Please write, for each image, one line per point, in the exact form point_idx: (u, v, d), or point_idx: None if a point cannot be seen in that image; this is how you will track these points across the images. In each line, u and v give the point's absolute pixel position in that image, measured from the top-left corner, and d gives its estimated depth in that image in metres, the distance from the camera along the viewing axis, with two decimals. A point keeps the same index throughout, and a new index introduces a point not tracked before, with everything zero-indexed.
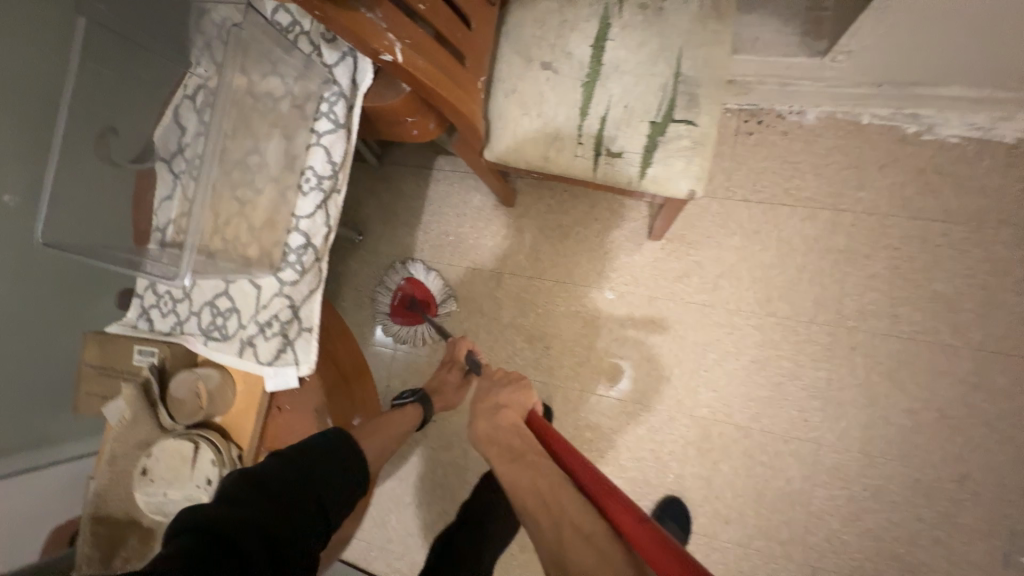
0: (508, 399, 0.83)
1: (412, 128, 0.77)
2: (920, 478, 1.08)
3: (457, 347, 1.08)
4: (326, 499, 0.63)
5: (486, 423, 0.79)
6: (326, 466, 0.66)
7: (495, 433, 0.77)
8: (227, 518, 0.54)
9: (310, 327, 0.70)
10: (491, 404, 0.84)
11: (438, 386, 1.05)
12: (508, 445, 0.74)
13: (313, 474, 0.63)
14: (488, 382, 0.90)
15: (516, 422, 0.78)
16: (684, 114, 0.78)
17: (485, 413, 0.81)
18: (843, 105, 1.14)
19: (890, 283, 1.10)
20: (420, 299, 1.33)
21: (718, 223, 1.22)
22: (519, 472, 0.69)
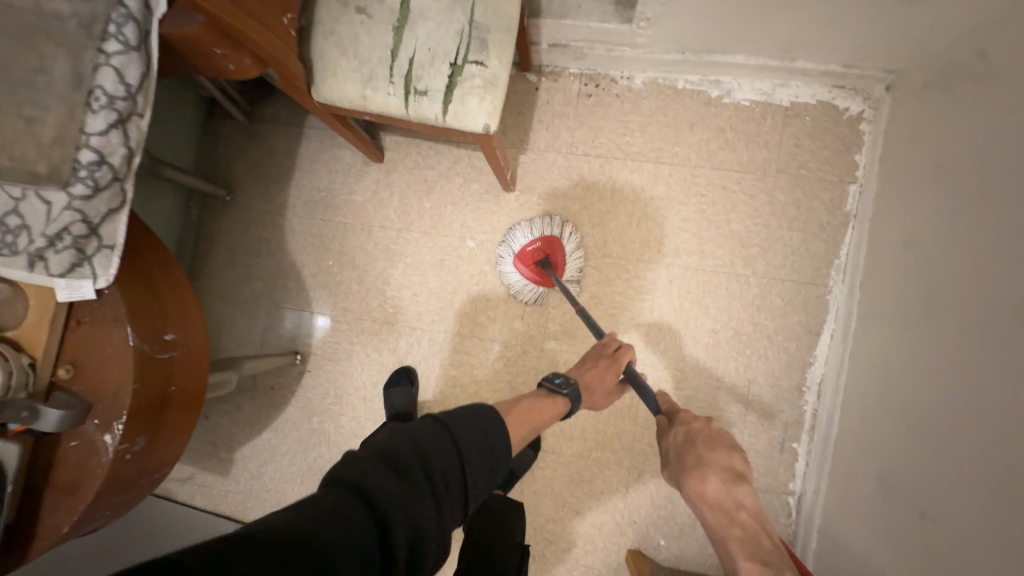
0: (739, 472, 0.93)
1: (226, 62, 0.84)
2: (720, 387, 1.29)
3: (622, 351, 1.13)
4: (470, 483, 0.68)
5: (721, 494, 0.91)
6: (476, 463, 0.70)
7: (728, 500, 0.91)
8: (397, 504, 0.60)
9: (111, 245, 0.74)
10: (715, 462, 0.93)
11: (587, 382, 1.09)
12: (749, 534, 0.89)
13: (467, 470, 0.69)
14: (699, 426, 1.00)
15: (757, 510, 0.92)
16: (476, 55, 0.87)
17: (716, 475, 0.92)
18: (661, 71, 1.32)
19: (698, 225, 1.31)
20: (552, 261, 1.28)
21: (564, 176, 1.36)
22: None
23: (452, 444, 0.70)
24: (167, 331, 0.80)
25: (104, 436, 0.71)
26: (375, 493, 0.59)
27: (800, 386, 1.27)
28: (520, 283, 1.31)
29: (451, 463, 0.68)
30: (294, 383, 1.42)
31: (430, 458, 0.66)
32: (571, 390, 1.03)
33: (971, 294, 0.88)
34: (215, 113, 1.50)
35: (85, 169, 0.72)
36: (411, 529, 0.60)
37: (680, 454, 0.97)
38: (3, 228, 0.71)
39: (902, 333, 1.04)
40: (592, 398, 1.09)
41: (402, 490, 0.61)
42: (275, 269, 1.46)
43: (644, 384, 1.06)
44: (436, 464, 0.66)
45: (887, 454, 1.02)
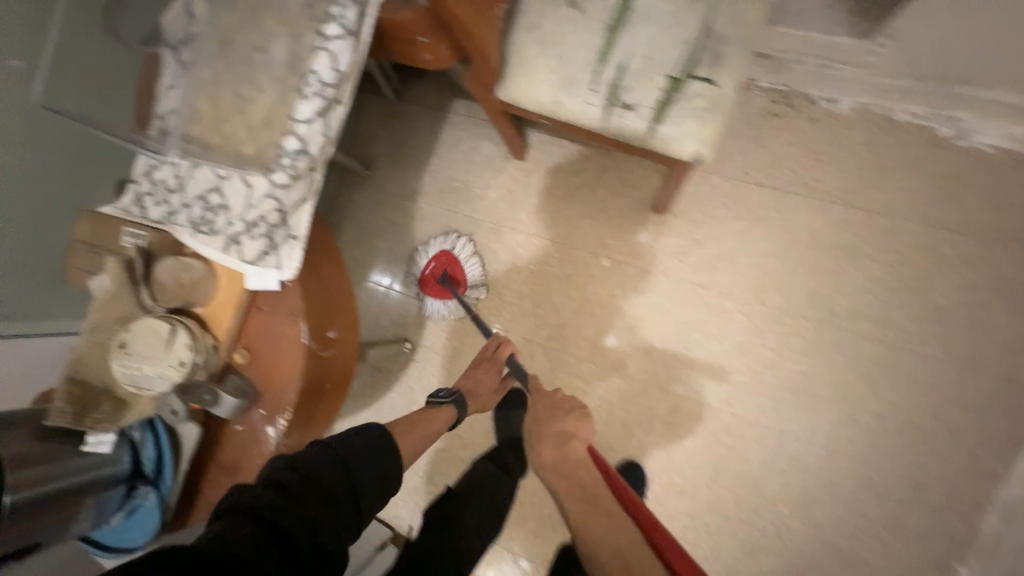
0: (569, 431, 0.87)
1: (423, 51, 0.76)
2: (873, 479, 1.11)
3: (502, 349, 1.11)
4: (363, 495, 0.68)
5: (555, 453, 0.83)
6: (366, 476, 0.70)
7: (562, 460, 0.81)
8: (286, 513, 0.59)
9: (297, 236, 0.71)
10: (557, 431, 0.87)
11: (473, 390, 1.08)
12: (574, 479, 0.76)
13: (358, 484, 0.69)
14: (550, 402, 0.93)
15: (582, 457, 0.80)
16: (707, 71, 0.74)
17: (548, 440, 0.86)
18: (878, 98, 1.10)
19: (887, 289, 1.11)
20: (451, 276, 1.30)
21: (726, 204, 1.20)
22: (591, 513, 0.69)
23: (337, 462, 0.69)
24: (330, 329, 0.78)
25: (267, 428, 0.71)
26: (268, 514, 0.59)
27: (981, 501, 1.06)
28: (433, 305, 1.32)
29: (337, 475, 0.67)
30: (400, 368, 1.41)
31: (314, 478, 0.65)
32: (451, 397, 1.02)
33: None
34: (364, 86, 1.50)
35: (288, 157, 0.69)
36: (311, 537, 0.60)
37: (530, 429, 0.90)
38: (207, 206, 0.71)
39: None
40: (482, 403, 1.09)
41: (295, 508, 0.61)
42: (396, 252, 1.44)
43: (520, 370, 1.03)
44: (326, 480, 0.65)
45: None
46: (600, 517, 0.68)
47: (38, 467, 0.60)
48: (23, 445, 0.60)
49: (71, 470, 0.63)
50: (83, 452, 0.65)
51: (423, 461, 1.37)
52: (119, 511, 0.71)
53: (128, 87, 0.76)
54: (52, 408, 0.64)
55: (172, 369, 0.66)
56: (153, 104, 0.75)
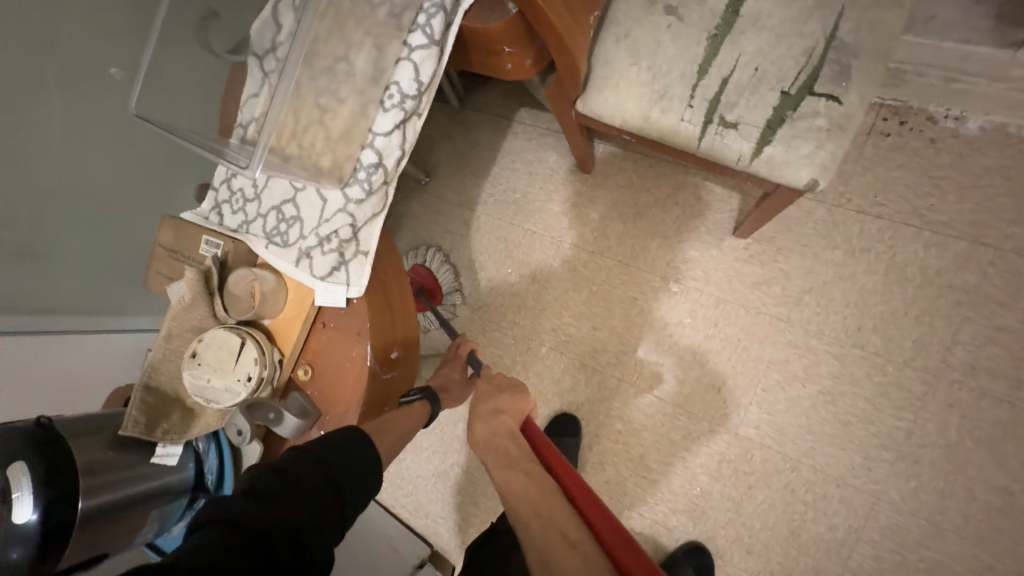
0: (503, 403, 0.80)
1: (506, 62, 0.72)
2: (992, 565, 0.94)
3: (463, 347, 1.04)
4: (344, 492, 0.60)
5: (483, 423, 0.79)
6: (348, 471, 0.62)
7: (490, 432, 0.77)
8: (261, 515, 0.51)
9: (366, 252, 0.69)
10: (489, 407, 0.81)
11: (445, 386, 0.99)
12: (502, 449, 0.74)
13: (340, 481, 0.60)
14: (488, 385, 0.86)
15: (514, 429, 0.75)
16: (829, 86, 0.64)
17: (482, 415, 0.80)
18: (1020, 117, 0.94)
19: (1019, 341, 0.95)
20: (427, 291, 1.37)
21: (820, 231, 1.07)
22: (514, 479, 0.68)
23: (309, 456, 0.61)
24: (394, 349, 0.75)
25: None
26: (235, 517, 0.50)
27: None
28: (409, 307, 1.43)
29: (315, 471, 0.59)
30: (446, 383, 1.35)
31: (287, 474, 0.58)
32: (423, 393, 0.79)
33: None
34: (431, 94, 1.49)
35: (364, 171, 0.67)
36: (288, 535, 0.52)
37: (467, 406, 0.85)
38: (281, 217, 0.70)
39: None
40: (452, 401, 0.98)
41: (270, 510, 0.53)
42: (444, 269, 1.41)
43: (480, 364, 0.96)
44: (301, 474, 0.58)
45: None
46: (522, 481, 0.67)
47: (106, 476, 0.60)
48: (100, 453, 0.61)
49: (134, 479, 0.63)
50: (151, 462, 0.66)
51: (466, 481, 1.33)
52: (181, 520, 0.71)
53: (210, 94, 0.76)
54: (125, 416, 0.64)
55: (239, 384, 0.66)
56: (236, 114, 0.75)
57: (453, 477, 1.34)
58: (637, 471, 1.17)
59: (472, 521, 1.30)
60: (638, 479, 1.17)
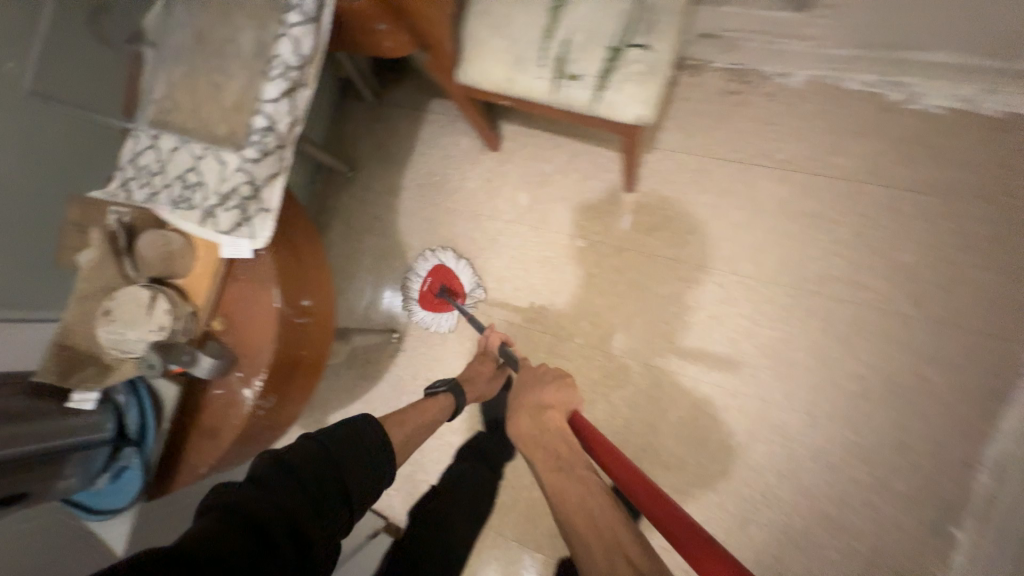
0: (547, 400, 0.89)
1: (384, 38, 0.85)
2: (858, 442, 1.10)
3: (493, 338, 1.19)
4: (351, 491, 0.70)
5: (534, 424, 0.87)
6: (354, 472, 0.72)
7: (537, 432, 0.85)
8: (269, 509, 0.60)
9: (268, 209, 0.77)
10: (535, 403, 0.90)
11: (471, 376, 1.14)
12: (552, 450, 0.81)
13: (347, 480, 0.71)
14: (533, 376, 0.95)
15: (561, 427, 0.85)
16: (641, 38, 0.80)
17: (525, 411, 0.89)
18: (830, 69, 1.14)
19: (854, 250, 1.13)
20: (449, 289, 1.34)
21: (693, 179, 1.24)
22: (563, 482, 0.75)
23: (323, 451, 0.71)
24: (304, 298, 0.82)
25: (244, 390, 0.75)
26: (246, 508, 0.59)
27: (969, 460, 1.04)
28: (426, 316, 1.35)
29: (325, 472, 0.68)
30: (388, 358, 1.46)
31: (300, 468, 0.67)
32: (448, 387, 1.07)
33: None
34: (348, 94, 1.59)
35: (257, 134, 0.75)
36: (291, 529, 0.60)
37: (512, 398, 0.94)
38: (184, 183, 0.76)
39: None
40: (480, 390, 1.13)
41: (280, 504, 0.62)
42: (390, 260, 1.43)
43: (514, 354, 1.09)
44: (310, 471, 0.67)
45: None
46: (578, 484, 0.74)
47: (27, 423, 0.64)
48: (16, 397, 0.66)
49: (58, 428, 0.67)
50: (69, 406, 0.71)
51: None
52: (106, 471, 0.75)
53: None
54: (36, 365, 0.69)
55: (152, 333, 0.71)
56: (136, 98, 0.82)
57: None
58: None
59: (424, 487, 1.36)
60: None
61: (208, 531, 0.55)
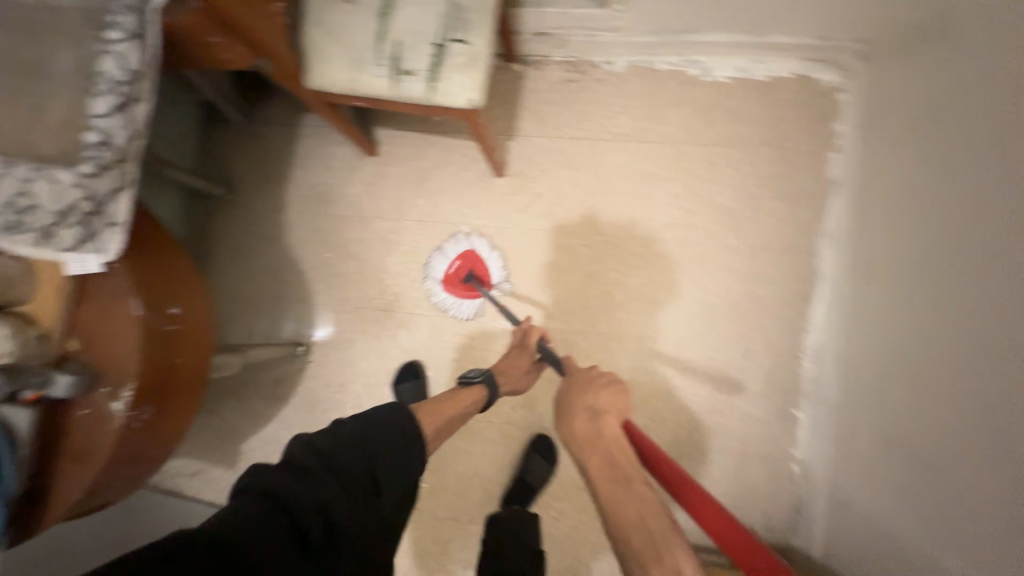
0: (602, 406, 0.97)
1: (221, 50, 0.88)
2: (715, 356, 1.31)
3: (530, 335, 1.19)
4: (381, 477, 0.75)
5: (586, 429, 0.94)
6: (387, 459, 0.76)
7: (591, 435, 0.93)
8: (298, 497, 0.66)
9: (116, 222, 0.78)
10: (590, 406, 0.97)
11: (504, 369, 1.17)
12: (607, 457, 0.89)
13: (377, 467, 0.75)
14: (586, 380, 1.02)
15: (616, 434, 0.92)
16: (457, 34, 0.92)
17: (580, 413, 0.97)
18: (641, 54, 1.37)
19: (686, 199, 1.35)
20: (477, 275, 1.35)
21: (551, 158, 1.41)
22: (619, 494, 0.82)
23: (358, 441, 0.75)
24: (172, 306, 0.83)
25: (113, 404, 0.74)
26: (285, 497, 0.66)
27: (796, 352, 1.28)
28: (451, 300, 1.36)
29: (359, 460, 0.73)
30: (297, 373, 1.46)
31: (336, 461, 0.72)
32: (482, 378, 1.12)
33: (984, 223, 0.82)
34: (215, 117, 1.57)
35: (91, 149, 0.76)
36: (323, 519, 0.66)
37: (564, 400, 1.01)
38: (13, 208, 0.73)
39: (907, 280, 1.01)
40: (514, 382, 1.17)
41: (309, 490, 0.67)
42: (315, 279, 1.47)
43: (551, 352, 1.12)
44: (343, 458, 0.72)
45: (897, 407, 0.99)
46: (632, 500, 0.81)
47: None
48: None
49: None
50: None
51: None
52: None
53: None
54: None
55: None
56: None
57: None
58: None
59: None
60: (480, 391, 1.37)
61: (240, 520, 0.61)
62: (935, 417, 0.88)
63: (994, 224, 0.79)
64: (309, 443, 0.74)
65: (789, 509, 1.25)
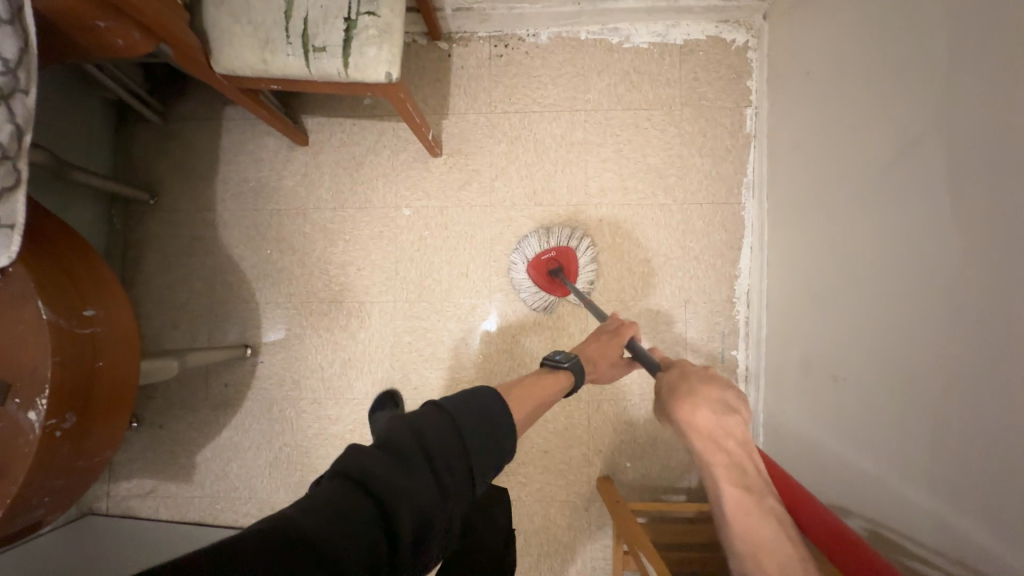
0: (731, 403, 0.87)
1: (113, 37, 0.83)
2: (659, 310, 1.37)
3: (626, 326, 1.11)
4: (478, 471, 0.64)
5: (710, 425, 0.84)
6: (482, 450, 0.67)
7: (717, 436, 0.84)
8: (400, 494, 0.54)
9: (10, 224, 0.73)
10: (716, 400, 0.86)
11: (592, 357, 1.07)
12: (734, 463, 0.83)
13: (474, 459, 0.65)
14: (702, 371, 0.91)
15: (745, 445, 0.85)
16: (368, 6, 0.91)
17: (707, 405, 0.84)
18: (563, 25, 1.39)
19: (618, 163, 1.39)
20: (566, 270, 1.31)
21: (486, 134, 1.42)
22: (747, 508, 0.78)
23: (458, 430, 0.66)
24: (87, 307, 0.79)
25: (28, 414, 0.70)
26: (381, 492, 0.54)
27: (730, 298, 1.37)
28: (539, 295, 1.33)
29: (455, 451, 0.63)
30: (248, 376, 1.41)
31: (437, 455, 0.61)
32: (571, 363, 1.00)
33: (885, 157, 0.89)
34: (128, 119, 1.47)
35: None
36: (420, 520, 0.55)
37: (667, 386, 0.89)
38: None
39: (809, 216, 1.13)
40: (599, 373, 1.07)
41: (411, 485, 0.56)
42: (257, 279, 1.43)
43: (644, 354, 0.98)
44: (441, 452, 0.62)
45: (810, 331, 1.11)
46: (767, 517, 0.77)
47: None
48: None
49: None
50: None
51: (299, 454, 1.40)
52: None
53: None
54: None
55: None
56: None
57: (285, 458, 1.40)
58: (435, 366, 1.39)
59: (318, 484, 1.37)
60: (438, 372, 1.39)
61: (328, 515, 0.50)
62: (859, 339, 0.94)
63: (902, 153, 0.85)
64: (413, 430, 0.63)
65: None
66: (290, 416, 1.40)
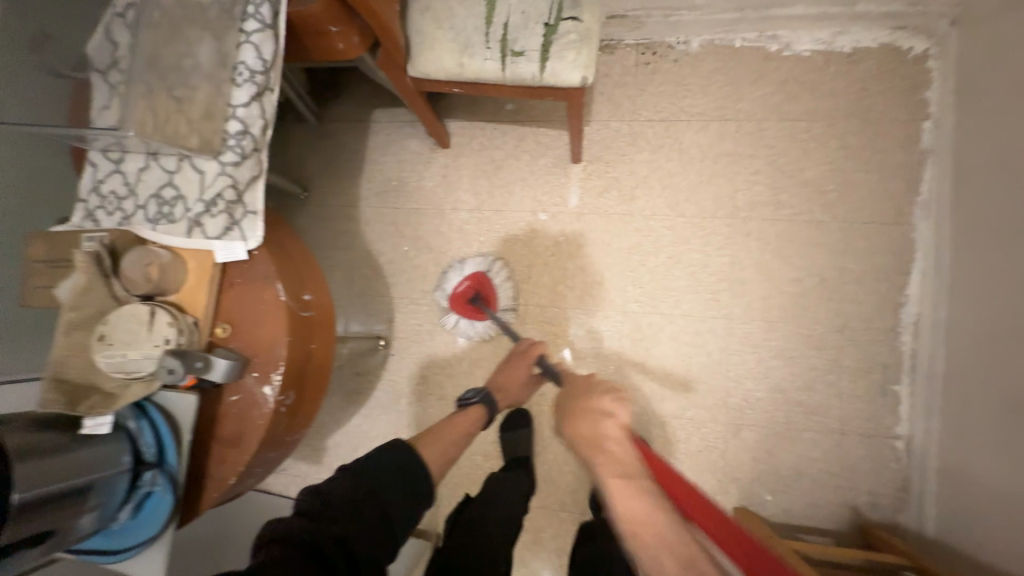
0: (609, 406, 0.81)
1: (336, 42, 0.89)
2: (811, 333, 1.28)
3: (535, 347, 1.14)
4: (389, 508, 0.76)
5: (588, 430, 0.78)
6: (393, 489, 0.78)
7: (597, 439, 0.77)
8: (318, 532, 0.68)
9: (254, 210, 0.77)
10: (592, 405, 0.81)
11: (503, 385, 1.12)
12: (615, 457, 0.74)
13: (381, 498, 0.76)
14: (585, 382, 0.88)
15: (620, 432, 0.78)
16: (571, 11, 0.92)
17: (586, 411, 0.80)
18: (718, 33, 1.36)
19: (770, 176, 1.32)
20: (484, 295, 1.34)
21: (629, 142, 1.39)
22: (627, 493, 0.69)
23: (354, 478, 0.77)
24: (305, 292, 0.83)
25: (263, 388, 0.75)
26: (303, 534, 0.67)
27: (894, 327, 1.25)
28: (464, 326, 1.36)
29: (362, 497, 0.75)
30: (378, 367, 1.47)
31: (339, 501, 0.73)
32: (480, 396, 1.08)
33: None
34: (287, 119, 1.59)
35: (233, 139, 0.78)
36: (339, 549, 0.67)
37: (562, 402, 0.86)
38: (161, 200, 0.77)
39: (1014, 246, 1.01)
40: (514, 397, 1.13)
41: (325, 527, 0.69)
42: (393, 274, 1.48)
43: (551, 367, 1.05)
44: (344, 495, 0.74)
45: (1010, 372, 0.99)
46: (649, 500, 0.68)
47: (42, 459, 0.64)
48: (35, 431, 0.67)
49: (80, 462, 0.67)
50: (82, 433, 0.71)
51: None
52: (126, 505, 0.73)
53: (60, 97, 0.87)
54: (43, 399, 0.71)
55: (157, 347, 0.73)
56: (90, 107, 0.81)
57: None
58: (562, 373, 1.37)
59: (443, 480, 1.38)
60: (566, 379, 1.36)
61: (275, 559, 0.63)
62: None
63: None
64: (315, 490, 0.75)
65: (895, 488, 1.22)
66: (416, 410, 1.43)
